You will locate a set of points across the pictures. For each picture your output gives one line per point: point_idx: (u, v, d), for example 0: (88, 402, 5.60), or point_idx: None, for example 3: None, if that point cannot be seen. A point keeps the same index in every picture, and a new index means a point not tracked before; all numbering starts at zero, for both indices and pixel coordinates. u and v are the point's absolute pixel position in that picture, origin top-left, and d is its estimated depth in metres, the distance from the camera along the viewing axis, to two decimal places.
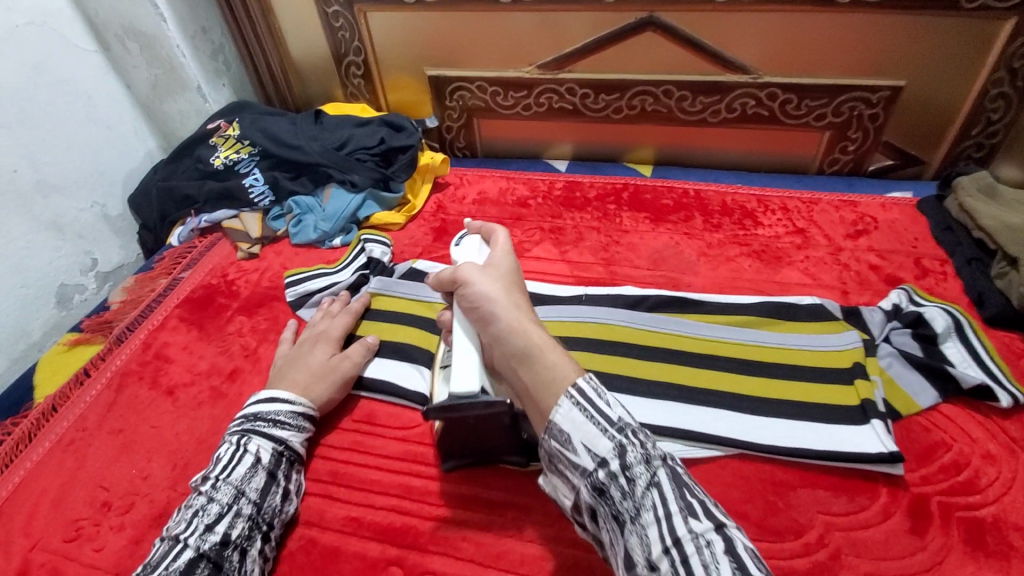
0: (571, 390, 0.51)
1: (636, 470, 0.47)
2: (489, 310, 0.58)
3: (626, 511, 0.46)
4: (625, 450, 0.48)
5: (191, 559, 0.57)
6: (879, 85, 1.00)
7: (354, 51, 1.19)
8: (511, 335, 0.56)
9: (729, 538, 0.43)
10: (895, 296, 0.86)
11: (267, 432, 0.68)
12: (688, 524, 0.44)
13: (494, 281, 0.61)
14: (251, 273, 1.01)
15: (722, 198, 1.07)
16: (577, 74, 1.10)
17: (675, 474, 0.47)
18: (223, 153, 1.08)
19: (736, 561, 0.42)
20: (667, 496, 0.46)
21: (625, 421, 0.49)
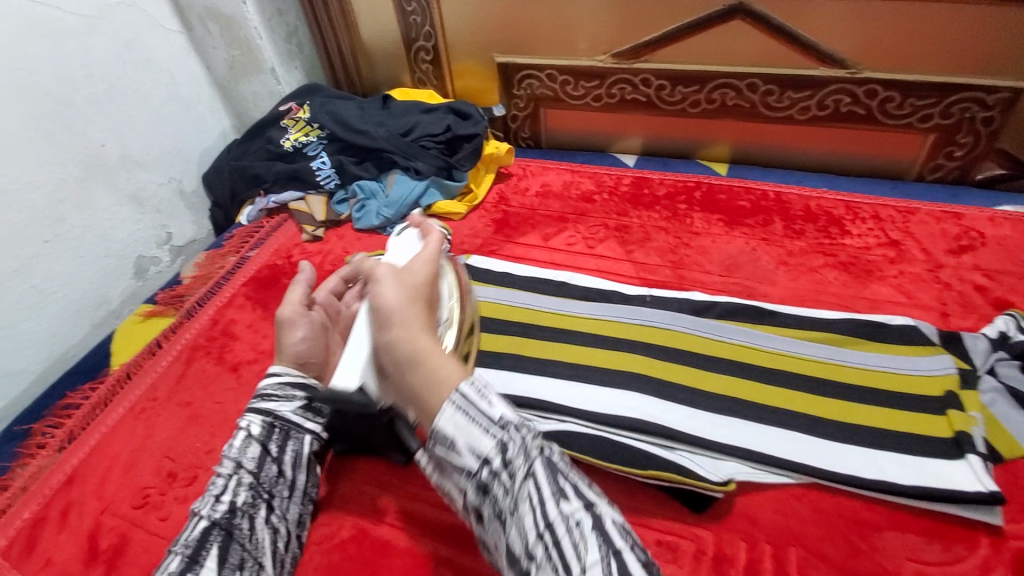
0: (450, 396, 0.43)
1: (512, 463, 0.41)
2: (382, 313, 0.51)
3: (506, 509, 0.40)
4: (505, 447, 0.41)
5: (205, 528, 0.55)
6: (999, 85, 0.89)
7: (424, 36, 1.17)
8: (402, 343, 0.48)
9: (600, 517, 0.40)
10: (1001, 322, 0.76)
11: (255, 406, 0.66)
12: (559, 507, 0.39)
13: (401, 287, 0.53)
14: (314, 255, 1.03)
15: (805, 203, 1.00)
16: (653, 64, 1.04)
17: (554, 458, 0.42)
18: (294, 135, 1.10)
19: (605, 538, 0.38)
20: (543, 485, 0.40)
21: (508, 418, 0.42)
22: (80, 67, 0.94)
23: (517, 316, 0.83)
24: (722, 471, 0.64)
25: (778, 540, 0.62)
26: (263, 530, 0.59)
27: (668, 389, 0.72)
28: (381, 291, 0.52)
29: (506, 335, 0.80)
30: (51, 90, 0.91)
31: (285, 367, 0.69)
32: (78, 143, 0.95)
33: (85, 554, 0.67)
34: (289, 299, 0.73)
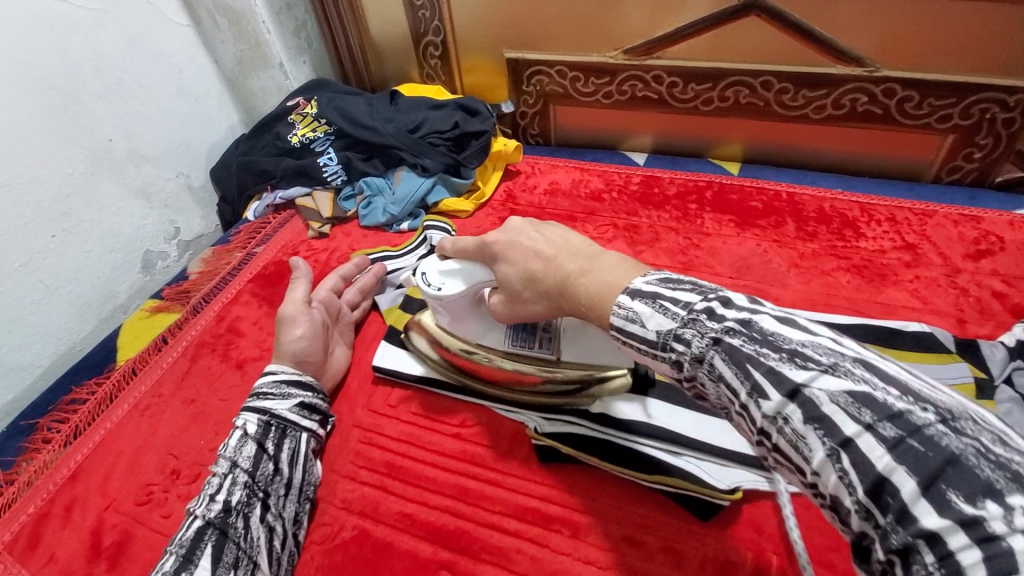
0: (612, 333, 0.48)
1: (696, 373, 0.42)
2: (522, 272, 0.59)
3: (725, 409, 0.42)
4: (680, 363, 0.43)
5: (200, 527, 0.58)
6: (1018, 86, 0.87)
7: (433, 31, 1.16)
8: (543, 265, 0.57)
9: (814, 401, 0.35)
10: (1020, 330, 0.74)
11: (253, 405, 0.69)
12: (760, 408, 0.37)
13: (538, 257, 0.58)
14: (320, 252, 1.02)
15: (818, 204, 0.98)
16: (665, 61, 1.02)
17: (743, 345, 0.39)
18: (300, 130, 1.09)
19: (824, 429, 0.34)
20: (735, 385, 0.39)
21: (669, 333, 0.43)
22: (89, 61, 0.94)
23: None
24: (728, 479, 0.62)
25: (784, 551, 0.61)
26: (260, 530, 0.61)
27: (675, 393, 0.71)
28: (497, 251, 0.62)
29: None
30: (60, 85, 0.91)
31: (281, 365, 0.73)
32: (87, 137, 0.95)
33: (89, 550, 0.67)
34: (291, 299, 0.79)
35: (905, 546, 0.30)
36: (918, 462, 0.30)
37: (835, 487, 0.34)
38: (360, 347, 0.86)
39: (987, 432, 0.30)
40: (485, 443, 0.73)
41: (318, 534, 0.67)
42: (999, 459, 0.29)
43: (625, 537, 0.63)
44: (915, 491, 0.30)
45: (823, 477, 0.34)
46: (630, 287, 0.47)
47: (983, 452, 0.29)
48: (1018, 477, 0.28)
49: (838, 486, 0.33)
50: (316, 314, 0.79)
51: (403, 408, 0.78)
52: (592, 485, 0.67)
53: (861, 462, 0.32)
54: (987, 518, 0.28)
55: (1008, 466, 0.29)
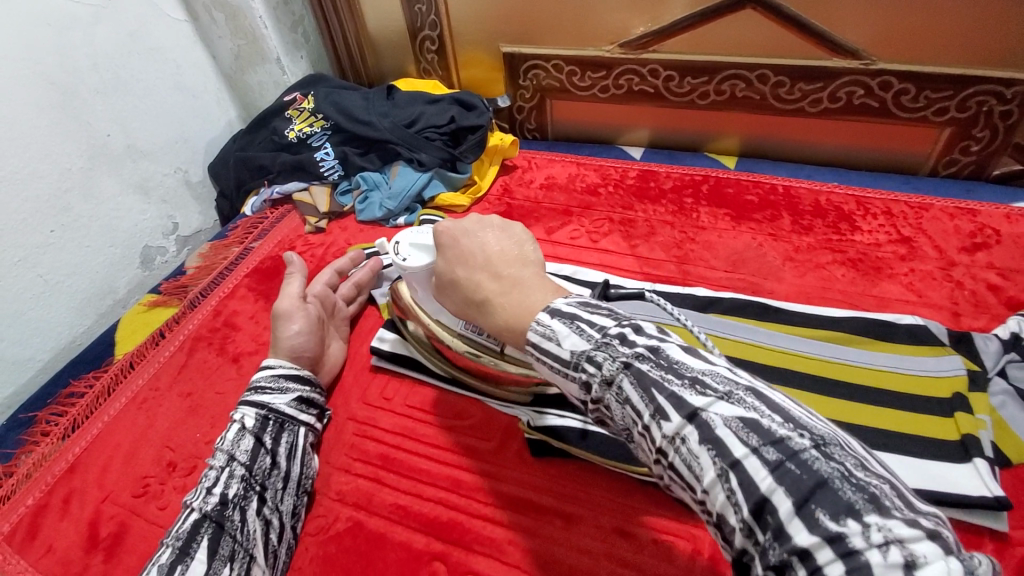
0: (528, 349, 0.48)
1: (603, 395, 0.43)
2: (469, 256, 0.58)
3: (624, 431, 0.43)
4: (589, 384, 0.44)
5: (197, 520, 0.59)
6: (1016, 78, 0.86)
7: (429, 25, 1.15)
8: (472, 273, 0.57)
9: (709, 424, 0.37)
10: (1015, 322, 0.74)
11: (250, 400, 0.69)
12: (659, 429, 0.39)
13: (492, 257, 0.57)
14: (317, 247, 1.02)
15: (814, 198, 0.97)
16: (662, 54, 1.02)
17: (646, 370, 0.40)
18: (297, 126, 1.10)
19: (717, 449, 0.36)
20: (637, 406, 0.40)
21: (580, 354, 0.44)
22: (86, 56, 0.94)
23: None
24: None
25: None
26: (257, 523, 0.61)
27: None
28: (447, 242, 0.61)
29: None
30: (58, 80, 0.91)
31: (279, 359, 0.74)
32: (83, 133, 0.95)
33: (86, 541, 0.68)
34: (286, 296, 0.79)
35: (782, 564, 0.32)
36: (795, 483, 0.33)
37: (722, 505, 0.36)
38: (356, 341, 0.86)
39: (851, 458, 0.33)
40: (479, 435, 0.73)
41: (312, 526, 0.68)
42: (861, 482, 0.32)
43: (617, 528, 0.63)
44: (789, 510, 0.32)
45: (712, 495, 0.36)
46: (552, 306, 0.48)
47: (848, 475, 0.32)
48: (876, 499, 0.31)
49: (725, 504, 0.35)
50: (311, 310, 0.79)
51: (398, 401, 0.78)
52: (584, 477, 0.68)
53: (747, 483, 0.34)
54: (849, 535, 0.30)
55: (867, 488, 0.32)
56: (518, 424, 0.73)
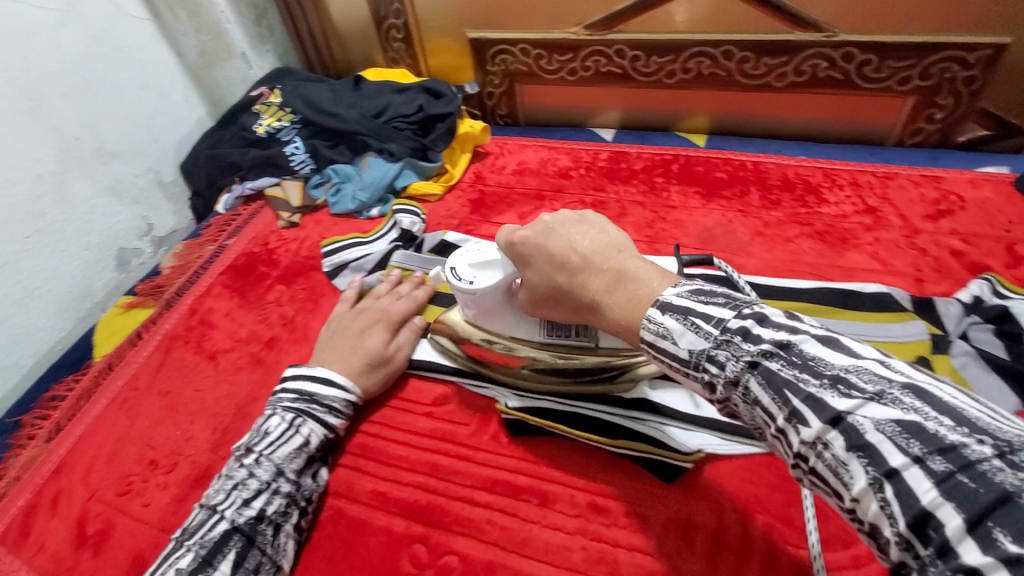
0: (641, 345, 0.48)
1: (730, 394, 0.43)
2: (564, 257, 0.56)
3: (755, 429, 0.43)
4: (714, 383, 0.44)
5: (226, 531, 0.58)
6: (978, 43, 0.87)
7: (394, 13, 1.14)
8: (567, 274, 0.56)
9: (857, 428, 0.36)
10: (976, 287, 0.76)
11: (321, 417, 0.69)
12: (797, 434, 0.38)
13: (593, 249, 0.55)
14: (290, 242, 1.02)
15: (783, 172, 0.98)
16: (627, 34, 1.02)
17: (779, 370, 0.40)
18: (267, 121, 1.10)
19: (869, 458, 0.35)
20: (770, 409, 0.40)
21: (699, 353, 0.44)
22: (51, 59, 0.93)
23: None
24: (692, 442, 0.66)
25: (746, 508, 0.62)
26: (287, 538, 0.62)
27: None
28: (527, 248, 0.60)
29: None
30: (23, 84, 0.90)
31: (357, 384, 0.73)
32: (51, 137, 0.94)
33: (73, 539, 0.69)
34: (374, 346, 0.75)
35: None
36: (967, 499, 0.31)
37: (875, 516, 0.35)
38: None
39: None
40: (456, 420, 0.74)
41: None
42: None
43: (592, 503, 0.64)
44: (959, 528, 0.31)
45: (863, 502, 0.35)
46: (660, 301, 0.47)
47: None
48: None
49: (877, 513, 0.34)
50: (397, 364, 0.77)
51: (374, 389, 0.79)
52: (559, 455, 0.68)
53: (905, 494, 0.33)
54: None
55: None
56: (494, 406, 0.74)
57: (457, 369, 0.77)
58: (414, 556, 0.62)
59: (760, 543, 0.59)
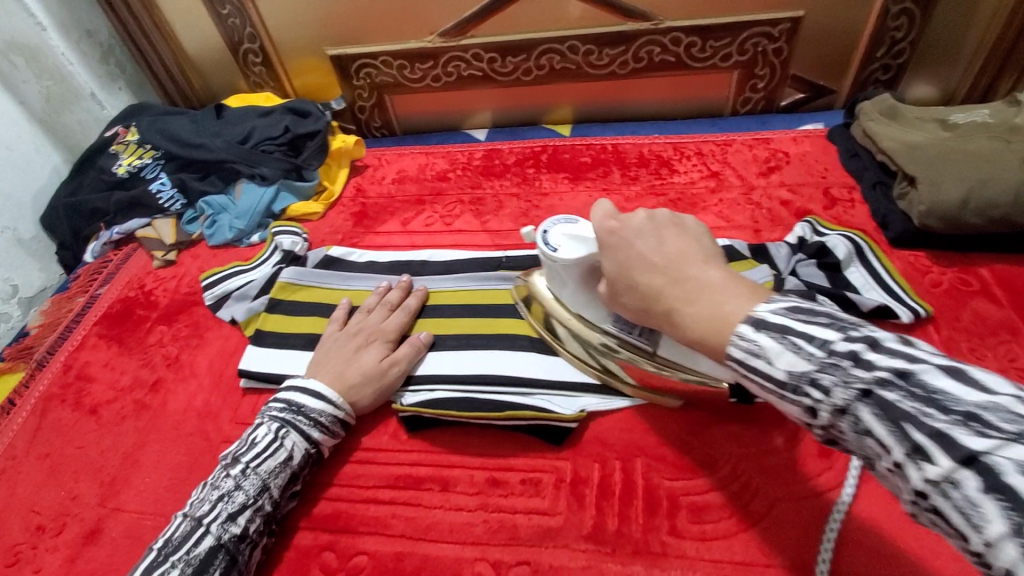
0: (728, 363, 0.45)
1: (836, 422, 0.39)
2: (645, 259, 0.52)
3: (866, 460, 0.39)
4: (815, 410, 0.40)
5: (211, 548, 0.57)
6: (778, 18, 1.00)
7: (248, 38, 1.14)
8: (648, 281, 0.51)
9: (993, 469, 0.31)
10: (800, 229, 0.87)
11: (305, 430, 0.67)
12: (919, 470, 0.34)
13: (683, 260, 0.50)
14: (168, 280, 0.99)
15: (639, 150, 1.07)
16: (479, 38, 1.08)
17: (894, 398, 0.36)
18: (126, 160, 1.05)
19: (1007, 501, 0.30)
20: (884, 440, 0.36)
21: (800, 376, 0.40)
22: None
23: None
24: (576, 405, 0.71)
25: (626, 455, 0.68)
26: (259, 554, 0.62)
27: (518, 343, 0.76)
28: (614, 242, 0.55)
29: None
30: None
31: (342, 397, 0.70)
32: None
33: None
34: (370, 360, 0.72)
35: None
36: None
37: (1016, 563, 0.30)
38: (220, 363, 0.84)
39: None
40: (354, 427, 0.75)
41: None
42: None
43: (489, 479, 0.68)
44: None
45: (996, 548, 0.31)
46: (753, 316, 0.44)
47: None
48: None
49: (1017, 560, 0.30)
50: (391, 381, 0.73)
51: None
52: (455, 441, 0.72)
53: None
54: None
55: None
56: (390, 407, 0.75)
57: None
58: (325, 563, 0.64)
59: (640, 483, 0.65)
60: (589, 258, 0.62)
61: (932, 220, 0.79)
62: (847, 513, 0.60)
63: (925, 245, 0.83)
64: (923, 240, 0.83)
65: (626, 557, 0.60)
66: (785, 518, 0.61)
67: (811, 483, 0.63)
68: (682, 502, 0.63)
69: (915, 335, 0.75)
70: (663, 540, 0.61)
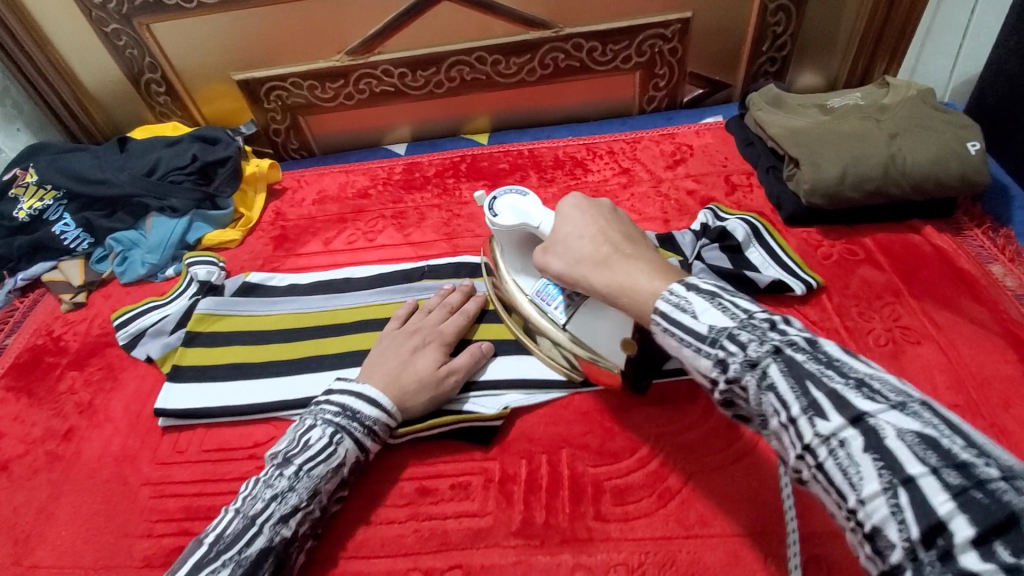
0: (652, 318, 0.47)
1: (739, 376, 0.41)
2: (574, 251, 0.57)
3: (762, 420, 0.41)
4: (726, 363, 0.41)
5: (263, 549, 0.56)
6: (668, 20, 1.06)
7: (148, 68, 1.11)
8: (572, 234, 0.57)
9: (878, 432, 0.34)
10: (704, 216, 0.91)
11: (360, 437, 0.64)
12: (813, 427, 0.36)
13: (613, 250, 0.54)
14: (78, 324, 0.94)
15: (554, 153, 1.11)
16: (388, 55, 1.09)
17: (798, 360, 0.39)
18: (26, 203, 0.98)
19: (885, 462, 0.33)
20: (786, 398, 0.38)
21: (718, 329, 0.42)
22: None
23: (312, 322, 0.85)
24: (499, 403, 0.72)
25: (552, 448, 0.70)
26: (303, 557, 0.62)
27: None
28: (568, 198, 0.60)
29: (295, 342, 0.82)
30: None
31: (394, 405, 0.67)
32: None
33: None
34: (427, 366, 0.69)
35: None
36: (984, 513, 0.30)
37: (881, 520, 0.33)
38: (138, 404, 0.81)
39: None
40: None
41: None
42: None
43: (418, 488, 0.68)
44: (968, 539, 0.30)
45: (868, 507, 0.33)
46: (688, 281, 0.46)
47: None
48: None
49: (885, 518, 0.33)
50: (446, 389, 0.70)
51: (191, 447, 0.75)
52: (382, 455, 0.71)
53: (920, 503, 0.31)
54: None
55: None
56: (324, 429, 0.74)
57: (277, 405, 0.75)
58: None
59: (566, 473, 0.67)
60: (522, 227, 0.67)
61: (816, 198, 0.86)
62: (755, 476, 0.64)
63: (816, 221, 0.90)
64: (813, 217, 0.89)
65: (555, 547, 0.62)
66: (700, 491, 0.64)
67: (721, 454, 0.66)
68: (606, 488, 0.66)
69: (811, 305, 0.80)
70: (590, 525, 0.63)
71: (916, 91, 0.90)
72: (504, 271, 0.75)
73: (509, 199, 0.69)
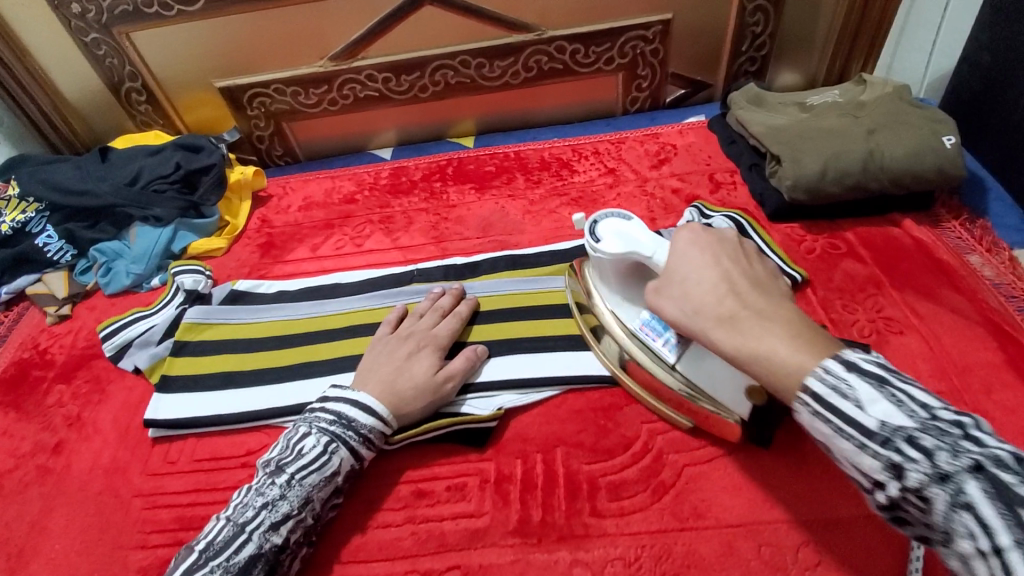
0: (800, 400, 0.44)
1: (921, 485, 0.38)
2: (695, 300, 0.51)
3: (942, 535, 0.38)
4: (901, 467, 0.39)
5: (252, 556, 0.56)
6: (649, 22, 1.07)
7: (129, 77, 1.10)
8: (691, 277, 0.52)
9: None
10: (689, 214, 0.92)
11: (354, 446, 0.64)
12: (1020, 558, 0.33)
13: (746, 306, 0.48)
14: (63, 336, 0.93)
15: (540, 155, 1.12)
16: (371, 60, 1.09)
17: (996, 476, 0.36)
18: (7, 216, 0.97)
19: None
20: (981, 518, 0.35)
21: (892, 428, 0.40)
22: None
23: (302, 329, 0.84)
24: (491, 405, 0.72)
25: (546, 447, 0.70)
26: (297, 565, 0.61)
27: None
28: (686, 234, 0.55)
29: (285, 349, 0.82)
30: None
31: (391, 412, 0.66)
32: None
33: None
34: (423, 371, 0.69)
35: None
36: None
37: None
38: (127, 415, 0.80)
39: None
40: None
41: None
42: None
43: (414, 490, 0.68)
44: None
45: None
46: (845, 358, 0.43)
47: None
48: None
49: None
50: (443, 395, 0.70)
51: (182, 458, 0.74)
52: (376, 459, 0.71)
53: None
54: None
55: None
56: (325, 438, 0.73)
57: (269, 412, 0.75)
58: None
59: (561, 471, 0.68)
60: (629, 257, 0.61)
61: (799, 193, 0.88)
62: (747, 468, 0.65)
63: (798, 216, 0.91)
64: (796, 213, 0.91)
65: (553, 544, 0.62)
66: (694, 484, 0.65)
67: (712, 447, 0.67)
68: (601, 484, 0.66)
69: (795, 298, 0.82)
70: (586, 521, 0.64)
71: (891, 88, 0.92)
72: (596, 293, 0.72)
73: (610, 224, 0.65)
